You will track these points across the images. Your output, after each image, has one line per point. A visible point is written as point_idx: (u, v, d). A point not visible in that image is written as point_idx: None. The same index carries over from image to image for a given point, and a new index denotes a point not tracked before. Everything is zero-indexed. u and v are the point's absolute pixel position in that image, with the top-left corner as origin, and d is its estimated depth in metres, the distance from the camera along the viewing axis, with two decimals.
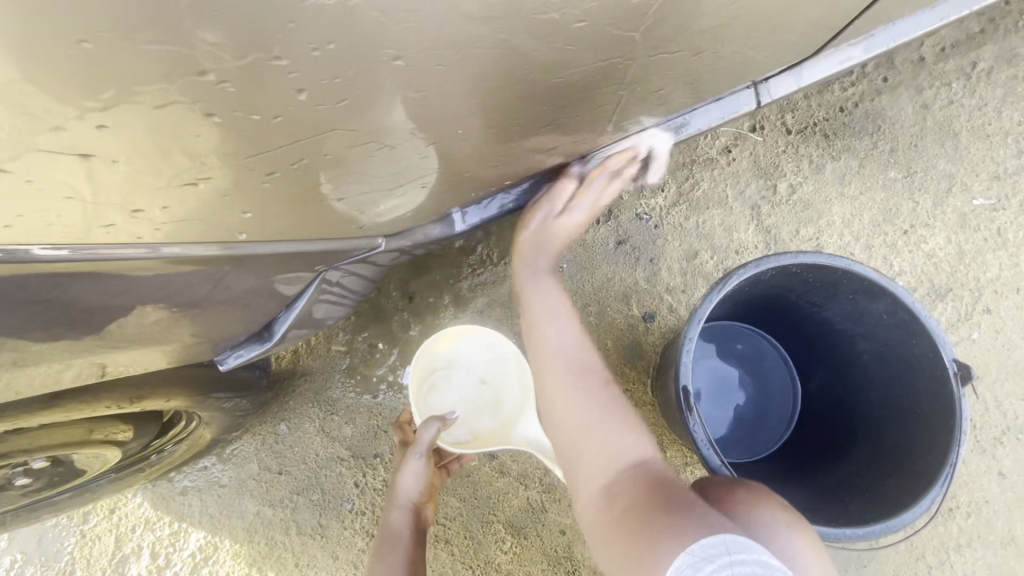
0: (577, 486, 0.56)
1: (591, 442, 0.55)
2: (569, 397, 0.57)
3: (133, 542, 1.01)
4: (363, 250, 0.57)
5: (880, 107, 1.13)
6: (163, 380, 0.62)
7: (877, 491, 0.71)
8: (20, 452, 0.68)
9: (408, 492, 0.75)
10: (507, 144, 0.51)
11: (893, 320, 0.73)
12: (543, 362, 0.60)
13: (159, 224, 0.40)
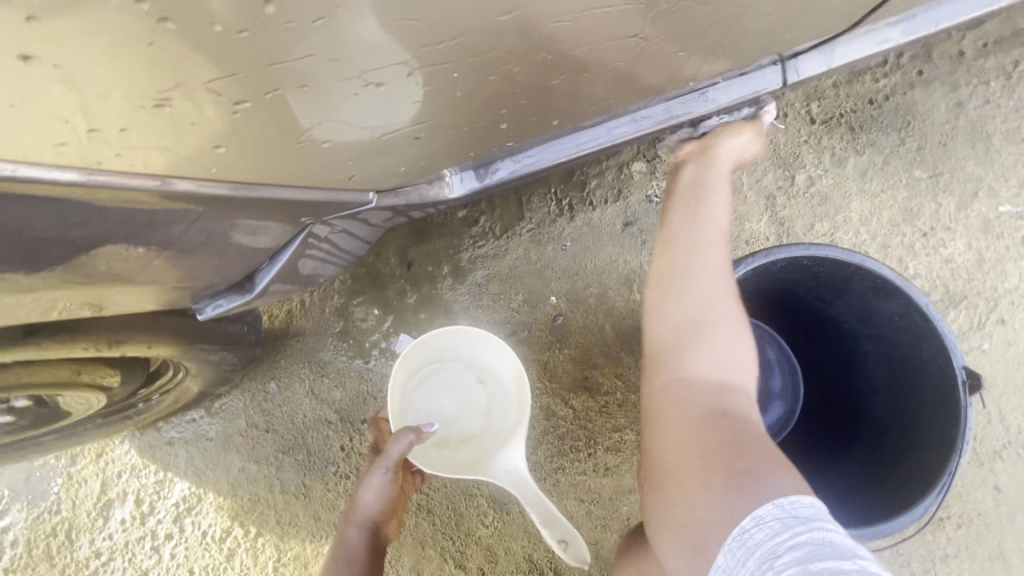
0: (664, 361, 0.55)
1: (708, 328, 0.54)
2: (694, 271, 0.57)
3: (119, 487, 1.02)
4: (353, 205, 0.54)
5: (912, 101, 1.08)
6: (144, 325, 0.60)
7: (872, 494, 0.69)
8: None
9: (368, 510, 0.72)
10: (508, 97, 0.48)
11: (904, 321, 0.70)
12: (703, 247, 0.59)
13: (133, 144, 0.38)
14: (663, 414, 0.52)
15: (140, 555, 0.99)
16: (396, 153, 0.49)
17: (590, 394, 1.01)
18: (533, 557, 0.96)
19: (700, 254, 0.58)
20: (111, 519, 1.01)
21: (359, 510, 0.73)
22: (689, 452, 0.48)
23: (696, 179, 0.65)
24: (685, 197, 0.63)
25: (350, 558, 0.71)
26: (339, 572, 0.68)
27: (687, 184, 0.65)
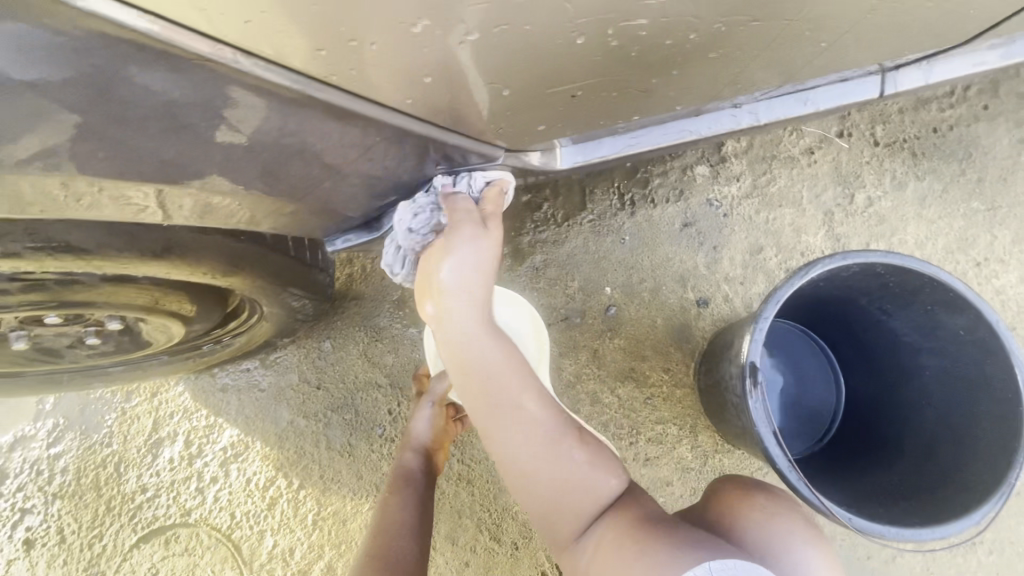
0: (548, 517, 0.59)
1: (547, 472, 0.57)
2: (512, 419, 0.56)
3: (170, 427, 1.05)
4: (482, 159, 0.57)
5: (976, 134, 1.10)
6: (254, 253, 0.63)
7: (923, 503, 0.71)
8: (98, 308, 0.68)
9: (419, 437, 0.85)
10: (657, 69, 0.47)
11: (969, 336, 0.71)
12: (515, 408, 0.56)
13: (320, 62, 0.40)
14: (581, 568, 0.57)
15: (185, 494, 1.02)
16: (548, 111, 0.50)
17: (635, 384, 1.03)
18: None
19: (500, 428, 0.57)
20: (160, 456, 1.04)
21: (413, 439, 0.86)
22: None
23: (467, 343, 0.55)
24: (473, 361, 0.55)
25: (408, 478, 0.82)
26: (399, 487, 0.81)
27: (460, 357, 0.55)
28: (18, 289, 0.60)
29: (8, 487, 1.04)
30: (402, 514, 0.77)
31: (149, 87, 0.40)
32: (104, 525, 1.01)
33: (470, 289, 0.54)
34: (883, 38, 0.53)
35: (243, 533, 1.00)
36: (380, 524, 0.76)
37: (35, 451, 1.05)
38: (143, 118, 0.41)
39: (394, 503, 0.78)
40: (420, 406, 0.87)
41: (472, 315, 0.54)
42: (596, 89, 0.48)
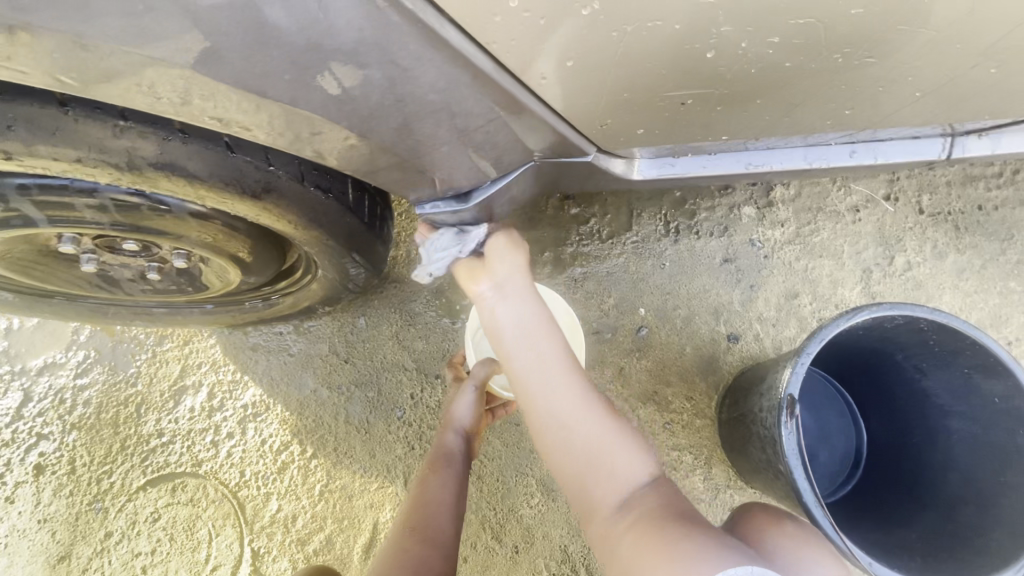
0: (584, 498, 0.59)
1: (580, 439, 0.59)
2: (550, 386, 0.60)
3: (196, 376, 1.07)
4: (573, 154, 0.60)
5: (1019, 217, 1.13)
6: (336, 211, 0.68)
7: (943, 562, 0.72)
8: (168, 242, 0.70)
9: (461, 420, 0.85)
10: (760, 90, 0.51)
11: (1004, 405, 0.72)
12: (548, 377, 0.60)
13: (445, 36, 0.43)
14: (610, 551, 0.55)
15: (199, 445, 1.03)
16: (653, 113, 0.54)
17: (656, 408, 1.04)
18: (568, 547, 0.98)
19: (537, 400, 0.60)
20: (181, 404, 1.05)
21: (454, 420, 0.85)
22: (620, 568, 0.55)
23: (510, 316, 0.61)
24: (512, 337, 0.61)
25: (447, 458, 0.82)
26: (439, 468, 0.81)
27: (501, 331, 0.61)
28: (113, 210, 0.63)
29: (28, 410, 1.05)
30: (441, 493, 0.78)
31: (280, 31, 0.42)
32: (117, 463, 1.02)
33: (509, 278, 0.63)
34: (961, 100, 0.56)
35: (249, 493, 1.01)
36: (421, 499, 0.78)
37: (61, 379, 1.07)
38: (283, 55, 0.44)
39: (433, 484, 0.79)
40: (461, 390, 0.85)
41: (512, 289, 0.62)
42: (704, 100, 0.52)
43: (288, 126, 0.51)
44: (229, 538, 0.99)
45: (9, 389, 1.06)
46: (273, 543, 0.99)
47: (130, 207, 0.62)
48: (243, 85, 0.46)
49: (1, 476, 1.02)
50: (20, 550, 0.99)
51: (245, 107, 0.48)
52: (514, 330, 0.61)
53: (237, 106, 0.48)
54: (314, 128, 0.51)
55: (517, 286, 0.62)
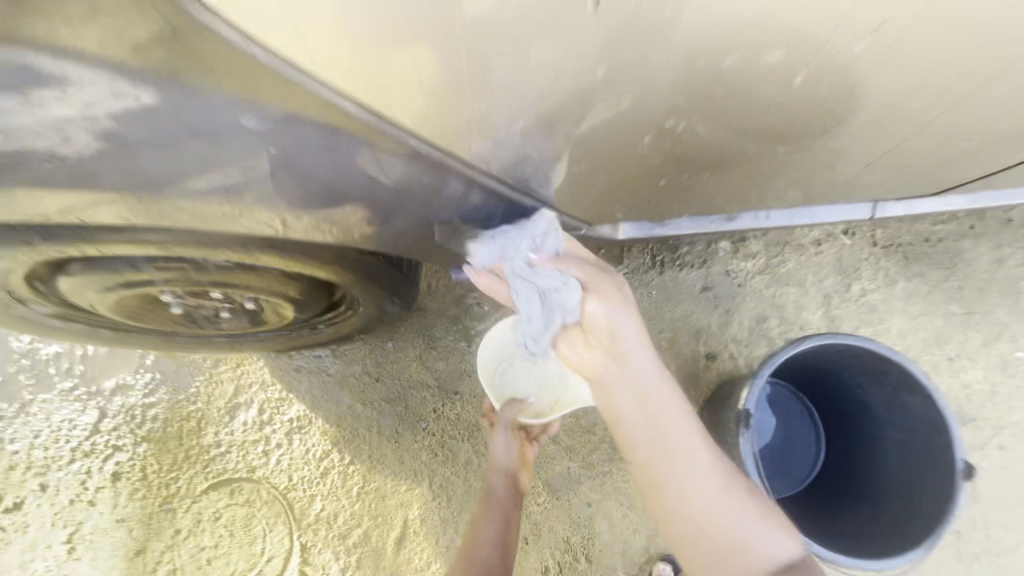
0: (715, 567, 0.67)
1: (719, 514, 0.68)
2: (695, 464, 0.69)
3: (247, 394, 1.24)
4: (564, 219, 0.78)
5: (961, 248, 1.30)
6: (380, 264, 0.85)
7: (874, 544, 0.88)
8: (245, 290, 0.87)
9: (499, 460, 1.01)
10: None
11: (923, 415, 0.88)
12: (690, 456, 0.69)
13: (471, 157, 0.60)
14: None
15: (252, 454, 1.20)
16: None
17: None
18: (570, 538, 1.14)
19: (680, 477, 0.69)
20: (235, 419, 1.22)
21: (495, 463, 1.01)
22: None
23: (644, 392, 0.70)
24: (660, 412, 0.70)
25: (494, 499, 0.99)
26: (486, 506, 0.97)
27: (645, 405, 0.70)
28: (209, 270, 0.80)
29: (105, 425, 1.22)
30: (490, 529, 0.94)
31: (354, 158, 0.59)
32: (182, 469, 1.19)
33: (638, 353, 0.70)
34: None
35: (297, 494, 1.18)
36: (472, 536, 0.94)
37: (132, 398, 1.24)
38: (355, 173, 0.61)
39: (483, 522, 0.95)
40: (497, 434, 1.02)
41: (650, 367, 0.70)
42: None
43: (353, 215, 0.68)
44: (280, 534, 1.16)
45: (87, 407, 1.23)
46: (318, 538, 1.16)
47: (222, 268, 0.80)
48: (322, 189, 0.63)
49: (84, 482, 1.19)
50: (102, 545, 1.16)
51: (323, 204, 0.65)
52: (653, 406, 0.70)
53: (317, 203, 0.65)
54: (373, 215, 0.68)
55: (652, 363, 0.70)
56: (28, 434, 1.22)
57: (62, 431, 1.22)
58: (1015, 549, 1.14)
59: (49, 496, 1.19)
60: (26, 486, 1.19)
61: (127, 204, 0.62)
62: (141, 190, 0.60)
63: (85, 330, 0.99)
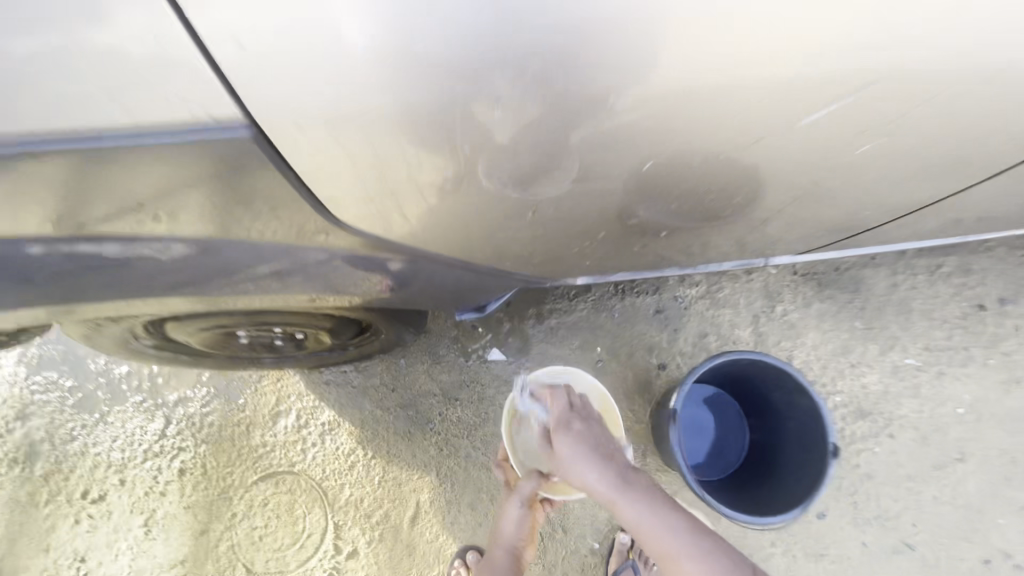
0: None
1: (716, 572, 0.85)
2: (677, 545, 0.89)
3: (286, 402, 1.52)
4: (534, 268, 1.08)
5: (862, 275, 1.62)
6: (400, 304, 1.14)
7: (773, 507, 1.18)
8: (298, 324, 1.16)
9: (507, 533, 1.23)
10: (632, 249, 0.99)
11: (809, 410, 1.18)
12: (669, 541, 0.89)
13: (467, 240, 0.90)
14: None
15: (293, 451, 1.48)
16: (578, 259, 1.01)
17: None
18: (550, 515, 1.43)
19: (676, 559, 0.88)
20: (277, 423, 1.50)
21: (504, 534, 1.24)
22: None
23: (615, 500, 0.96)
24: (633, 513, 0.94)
25: (497, 567, 1.22)
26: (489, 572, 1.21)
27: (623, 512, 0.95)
28: (276, 311, 1.08)
29: (171, 430, 1.50)
30: None
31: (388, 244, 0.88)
32: (237, 465, 1.47)
33: (593, 472, 0.98)
34: None
35: (329, 483, 1.46)
36: None
37: (192, 408, 1.51)
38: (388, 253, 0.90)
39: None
40: (510, 509, 1.23)
41: (607, 482, 0.97)
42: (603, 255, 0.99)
43: (385, 277, 0.96)
44: (316, 515, 1.44)
45: (156, 416, 1.51)
46: (348, 517, 1.44)
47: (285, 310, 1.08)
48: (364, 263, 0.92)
49: (156, 476, 1.47)
50: (172, 526, 1.43)
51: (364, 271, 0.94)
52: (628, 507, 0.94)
53: (360, 271, 0.94)
54: (398, 276, 0.97)
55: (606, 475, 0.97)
56: (107, 438, 1.50)
57: (137, 435, 1.49)
58: (899, 514, 1.44)
59: (127, 488, 1.46)
60: (107, 481, 1.47)
61: (231, 275, 0.90)
62: (242, 267, 0.89)
63: (170, 355, 1.25)
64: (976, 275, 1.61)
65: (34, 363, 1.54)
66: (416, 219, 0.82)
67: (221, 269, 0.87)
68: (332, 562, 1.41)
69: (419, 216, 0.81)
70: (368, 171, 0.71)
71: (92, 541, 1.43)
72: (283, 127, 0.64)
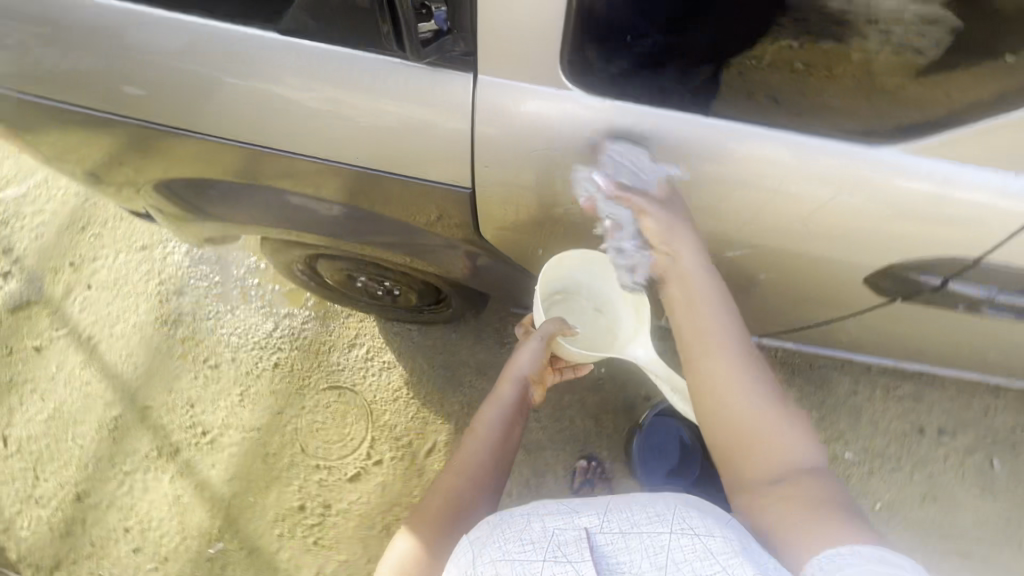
0: (728, 412, 0.91)
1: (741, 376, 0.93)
2: (727, 355, 0.95)
3: (361, 337, 2.00)
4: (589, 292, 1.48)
5: (830, 376, 1.98)
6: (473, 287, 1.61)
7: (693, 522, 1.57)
8: (400, 280, 1.64)
9: (521, 367, 1.16)
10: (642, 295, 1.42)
11: None
12: (712, 328, 0.97)
13: (534, 257, 1.35)
14: (732, 440, 0.90)
15: (357, 375, 1.96)
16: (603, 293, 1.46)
17: (597, 422, 1.87)
18: (529, 480, 1.83)
19: (714, 353, 0.95)
20: (351, 350, 1.98)
21: (516, 369, 1.17)
22: (742, 496, 0.87)
23: (693, 269, 1.00)
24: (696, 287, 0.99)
25: (503, 399, 1.15)
26: (494, 402, 1.14)
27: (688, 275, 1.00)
28: (392, 268, 1.57)
29: (276, 333, 2.01)
30: (487, 426, 1.11)
31: (483, 248, 1.35)
32: (315, 372, 1.96)
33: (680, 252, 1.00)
34: None
35: (377, 405, 1.92)
36: (473, 426, 1.12)
37: (295, 320, 2.02)
38: (481, 251, 1.36)
39: (486, 416, 1.12)
40: (528, 344, 1.19)
41: (698, 268, 1.00)
42: None
43: (473, 266, 1.44)
44: (361, 425, 1.90)
45: (268, 319, 2.02)
46: (383, 434, 1.89)
47: (397, 269, 1.57)
48: (465, 254, 1.39)
49: (257, 363, 1.97)
50: (257, 401, 1.93)
51: (462, 258, 1.41)
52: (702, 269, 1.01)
53: (459, 257, 1.41)
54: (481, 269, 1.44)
55: (688, 258, 1.00)
56: (231, 324, 2.02)
57: (251, 328, 2.01)
58: None
59: (235, 365, 1.97)
60: (223, 354, 1.98)
61: (381, 238, 1.39)
62: (390, 234, 1.37)
63: (304, 277, 1.76)
64: (924, 403, 1.94)
65: (196, 257, 2.10)
66: (507, 239, 1.29)
67: (378, 236, 1.38)
68: (363, 463, 1.86)
69: (510, 239, 1.29)
70: (507, 202, 1.15)
71: (202, 394, 1.93)
72: (482, 169, 1.09)
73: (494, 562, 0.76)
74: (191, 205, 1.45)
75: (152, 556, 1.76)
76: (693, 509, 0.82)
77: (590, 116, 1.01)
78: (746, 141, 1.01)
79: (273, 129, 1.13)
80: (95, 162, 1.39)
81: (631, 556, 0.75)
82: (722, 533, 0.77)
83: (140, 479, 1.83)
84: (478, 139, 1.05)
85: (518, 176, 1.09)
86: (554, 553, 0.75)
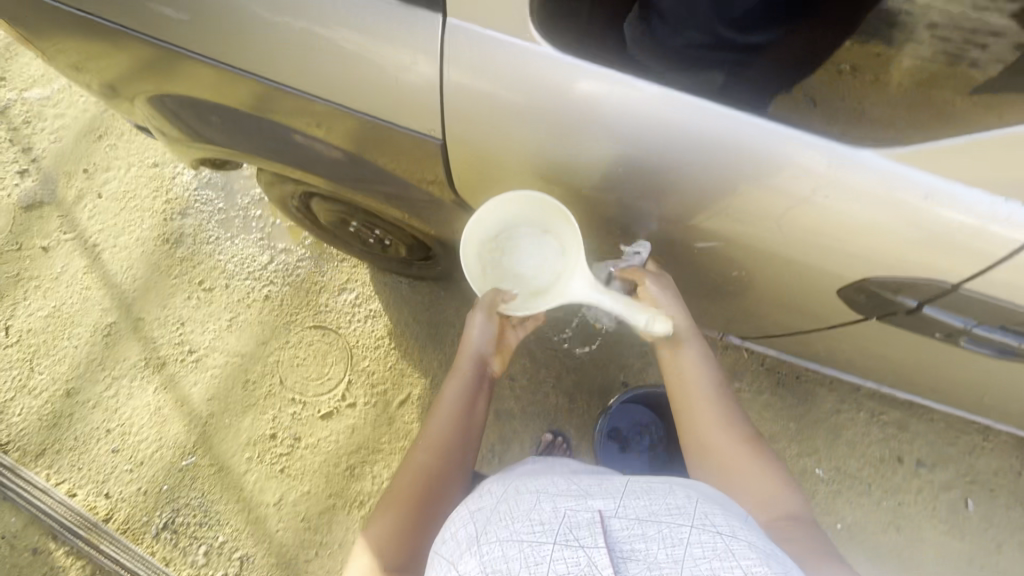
0: (745, 493, 0.94)
1: (752, 468, 0.97)
2: (733, 441, 1.02)
3: (352, 283, 2.02)
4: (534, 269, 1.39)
5: (815, 391, 1.93)
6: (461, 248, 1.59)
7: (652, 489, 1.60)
8: (390, 231, 1.64)
9: (476, 343, 1.15)
10: None
11: None
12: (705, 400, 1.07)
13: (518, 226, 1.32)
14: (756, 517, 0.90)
15: (344, 318, 1.98)
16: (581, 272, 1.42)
17: (569, 400, 1.88)
18: (493, 445, 1.85)
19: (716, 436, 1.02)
20: (341, 294, 2.00)
21: (471, 346, 1.15)
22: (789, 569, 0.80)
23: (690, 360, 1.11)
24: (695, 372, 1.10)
25: (459, 377, 1.12)
26: (454, 383, 1.11)
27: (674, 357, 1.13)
28: (383, 217, 1.56)
29: (271, 267, 2.03)
30: (448, 408, 1.08)
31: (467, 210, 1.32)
32: (303, 310, 1.99)
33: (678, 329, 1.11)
34: (708, 316, 1.40)
35: (358, 351, 1.95)
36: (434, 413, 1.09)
37: (291, 258, 2.04)
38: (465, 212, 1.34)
39: (445, 399, 1.09)
40: (474, 319, 1.17)
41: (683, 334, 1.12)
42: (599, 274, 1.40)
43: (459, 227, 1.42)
44: (340, 368, 1.94)
45: (265, 252, 2.05)
46: (360, 380, 1.92)
47: (387, 219, 1.56)
48: (452, 214, 1.36)
49: (249, 293, 2.01)
50: (245, 329, 1.98)
51: (447, 216, 1.39)
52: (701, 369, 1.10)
53: (445, 215, 1.38)
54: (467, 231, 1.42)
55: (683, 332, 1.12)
56: (229, 251, 2.05)
57: (247, 259, 2.04)
58: None
59: (228, 292, 2.01)
60: (218, 280, 2.02)
61: (371, 184, 1.38)
62: (379, 183, 1.35)
63: (299, 214, 1.77)
64: (908, 433, 1.89)
65: (204, 182, 2.12)
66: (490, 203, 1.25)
67: (368, 183, 1.36)
68: (336, 404, 1.90)
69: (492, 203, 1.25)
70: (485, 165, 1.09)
71: (193, 315, 1.98)
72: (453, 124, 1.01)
73: (503, 543, 0.69)
74: (191, 127, 1.45)
75: (129, 458, 1.86)
76: (715, 510, 0.76)
77: (563, 76, 0.90)
78: (724, 127, 0.89)
79: (256, 55, 1.08)
80: (100, 70, 1.40)
81: (645, 544, 0.67)
82: (747, 538, 0.70)
83: (126, 385, 1.92)
84: (448, 89, 0.96)
85: (490, 138, 1.01)
86: (564, 537, 0.68)
